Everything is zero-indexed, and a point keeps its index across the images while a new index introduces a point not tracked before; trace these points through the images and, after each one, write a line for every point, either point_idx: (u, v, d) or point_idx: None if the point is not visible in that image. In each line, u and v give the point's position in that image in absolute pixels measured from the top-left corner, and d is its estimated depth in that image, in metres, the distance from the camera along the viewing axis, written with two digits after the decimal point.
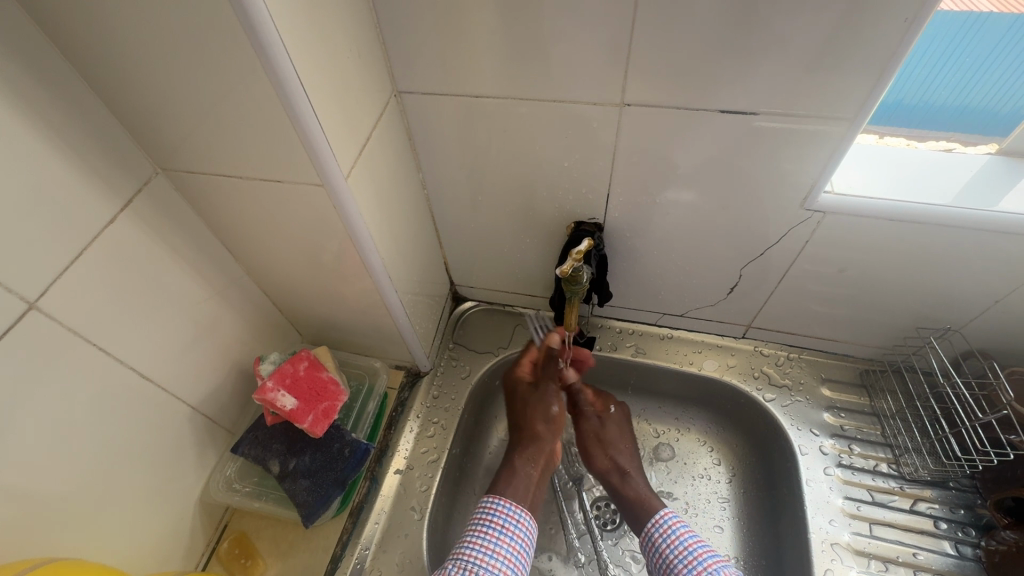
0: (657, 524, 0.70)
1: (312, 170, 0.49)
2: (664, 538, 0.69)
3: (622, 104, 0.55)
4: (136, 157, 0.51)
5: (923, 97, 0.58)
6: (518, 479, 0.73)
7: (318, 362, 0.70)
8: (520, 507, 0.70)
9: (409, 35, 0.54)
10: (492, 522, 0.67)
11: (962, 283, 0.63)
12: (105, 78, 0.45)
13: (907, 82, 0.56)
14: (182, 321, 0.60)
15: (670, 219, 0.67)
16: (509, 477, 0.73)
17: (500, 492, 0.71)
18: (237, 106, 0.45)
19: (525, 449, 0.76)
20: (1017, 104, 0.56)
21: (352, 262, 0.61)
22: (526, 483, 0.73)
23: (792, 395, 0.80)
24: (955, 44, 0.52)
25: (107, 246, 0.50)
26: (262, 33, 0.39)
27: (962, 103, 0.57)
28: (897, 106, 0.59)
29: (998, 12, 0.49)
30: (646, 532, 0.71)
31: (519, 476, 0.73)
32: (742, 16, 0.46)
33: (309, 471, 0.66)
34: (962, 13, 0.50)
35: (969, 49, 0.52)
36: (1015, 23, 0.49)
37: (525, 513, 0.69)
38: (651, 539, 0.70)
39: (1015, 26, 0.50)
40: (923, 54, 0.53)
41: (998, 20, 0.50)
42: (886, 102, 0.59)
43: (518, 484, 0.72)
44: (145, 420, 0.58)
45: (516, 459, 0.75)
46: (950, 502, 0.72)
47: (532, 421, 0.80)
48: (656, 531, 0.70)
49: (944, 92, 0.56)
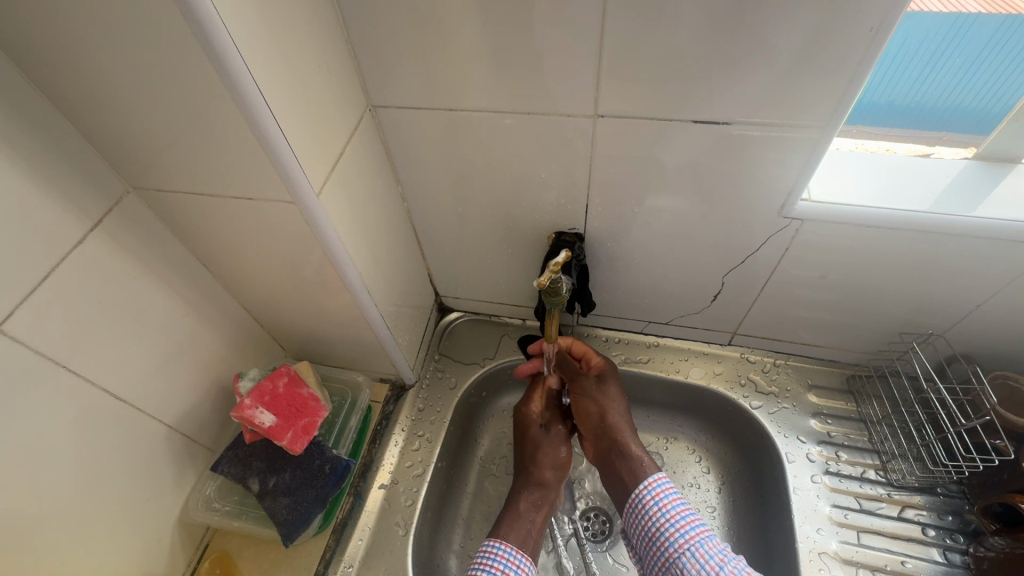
0: (649, 487, 0.70)
1: (283, 187, 0.49)
2: (655, 502, 0.68)
3: (596, 116, 0.56)
4: (106, 175, 0.51)
5: (915, 98, 0.57)
6: (520, 523, 0.72)
7: (298, 378, 0.68)
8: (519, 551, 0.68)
9: (381, 50, 0.54)
10: (493, 566, 0.65)
11: (944, 286, 0.63)
12: (71, 100, 0.45)
13: (897, 82, 0.56)
14: (158, 340, 0.59)
15: (650, 227, 0.67)
16: (512, 523, 0.72)
17: (501, 536, 0.70)
18: (204, 125, 0.45)
19: (531, 493, 0.75)
20: (1010, 104, 0.55)
21: (331, 277, 0.61)
22: (528, 531, 0.72)
23: (779, 402, 0.80)
24: (945, 45, 0.52)
25: (77, 267, 0.50)
26: (223, 53, 0.39)
27: (952, 103, 0.57)
28: (890, 106, 0.59)
29: (987, 12, 0.49)
30: (638, 496, 0.70)
31: (522, 521, 0.72)
32: (708, 28, 0.46)
33: (289, 488, 0.65)
34: (951, 14, 0.50)
35: (957, 51, 0.52)
36: (1004, 24, 0.50)
37: (524, 557, 0.68)
38: (642, 503, 0.69)
39: (1004, 27, 0.50)
40: (914, 54, 0.53)
41: (986, 21, 0.50)
42: (879, 101, 0.59)
43: (520, 529, 0.71)
44: (121, 441, 0.57)
45: (522, 504, 0.74)
46: (938, 508, 0.71)
47: (542, 465, 0.77)
48: (648, 494, 0.69)
49: (935, 93, 0.56)
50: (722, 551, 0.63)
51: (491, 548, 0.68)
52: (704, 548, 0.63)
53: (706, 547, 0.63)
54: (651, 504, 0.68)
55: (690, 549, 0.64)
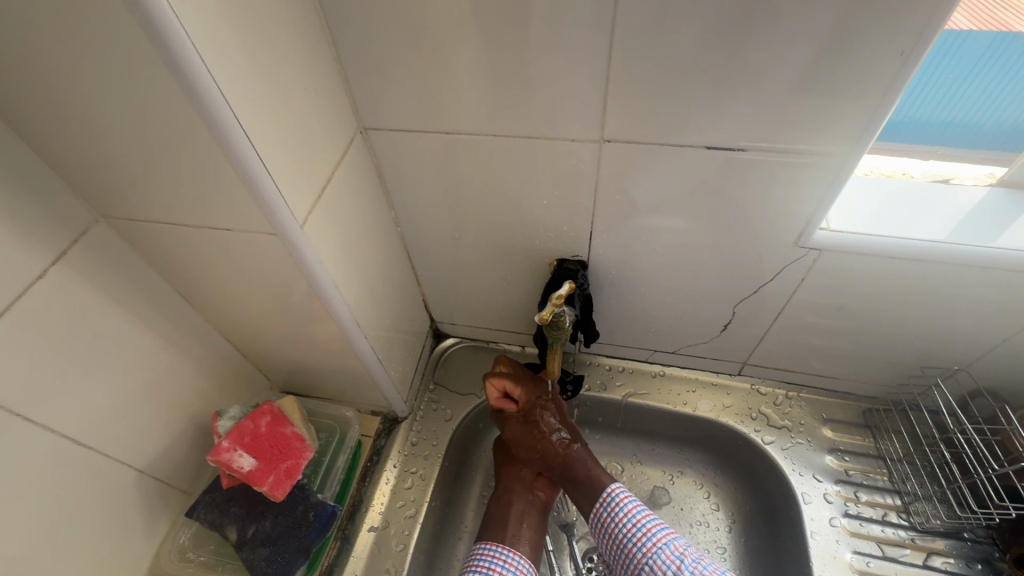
0: (605, 502, 0.68)
1: (263, 218, 0.45)
2: (613, 517, 0.67)
3: (602, 141, 0.52)
4: (73, 205, 0.47)
5: (908, 112, 0.54)
6: (495, 519, 0.71)
7: (282, 417, 0.62)
8: (507, 547, 0.67)
9: (372, 70, 0.51)
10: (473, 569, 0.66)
11: (971, 317, 0.59)
12: (31, 126, 0.41)
13: None
14: (129, 378, 0.55)
15: (657, 255, 0.63)
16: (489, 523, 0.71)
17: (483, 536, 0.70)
18: (174, 151, 0.41)
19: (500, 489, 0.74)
20: (1002, 119, 0.52)
21: (317, 309, 0.57)
22: (502, 521, 0.70)
23: (792, 437, 0.76)
24: (935, 61, 0.49)
25: (35, 304, 0.45)
26: (195, 78, 0.35)
27: (946, 119, 0.54)
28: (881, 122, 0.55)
29: (978, 29, 0.46)
30: (596, 514, 0.69)
31: (494, 517, 0.71)
32: (721, 51, 0.43)
33: (270, 537, 0.58)
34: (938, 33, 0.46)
35: (947, 67, 0.49)
36: (994, 41, 0.46)
37: (503, 549, 0.67)
38: (601, 521, 0.68)
39: (995, 44, 0.46)
40: None
41: (977, 38, 0.46)
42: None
43: (495, 524, 0.70)
44: (85, 491, 0.52)
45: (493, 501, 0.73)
46: (966, 555, 0.66)
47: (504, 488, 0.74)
48: (605, 510, 0.68)
49: (928, 108, 0.53)
50: (680, 556, 0.63)
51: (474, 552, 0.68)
52: (662, 558, 0.63)
53: (663, 556, 0.63)
54: (608, 521, 0.67)
55: (649, 560, 0.63)
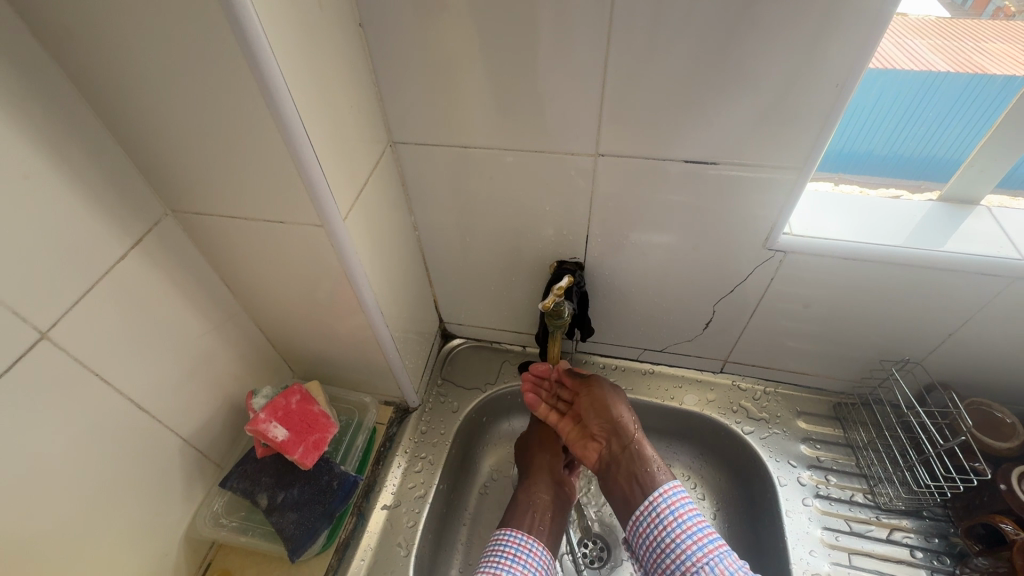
0: (663, 495, 0.72)
1: (313, 212, 0.53)
2: (670, 512, 0.71)
3: (597, 155, 0.61)
4: (149, 199, 0.55)
5: (893, 149, 0.64)
6: (522, 511, 0.76)
7: (310, 396, 0.69)
8: (532, 537, 0.72)
9: (403, 93, 0.60)
10: (506, 550, 0.71)
11: (920, 314, 0.68)
12: (128, 130, 0.50)
13: (876, 135, 0.63)
14: (180, 354, 0.62)
15: (646, 258, 0.72)
16: (516, 513, 0.76)
17: (508, 525, 0.74)
18: (246, 153, 0.49)
19: (526, 480, 0.80)
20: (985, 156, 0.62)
21: (346, 297, 0.65)
22: (530, 514, 0.76)
23: (769, 428, 0.83)
24: (920, 101, 0.59)
25: (115, 281, 0.53)
26: (276, 95, 0.44)
27: (930, 154, 0.64)
28: (868, 156, 0.66)
29: (954, 72, 0.56)
30: (652, 503, 0.72)
31: (522, 508, 0.76)
32: (693, 81, 0.53)
33: (297, 503, 0.65)
34: (920, 74, 0.56)
35: (930, 106, 0.59)
36: (969, 82, 0.56)
37: (535, 543, 0.72)
38: (657, 511, 0.72)
39: (969, 85, 0.56)
40: (891, 110, 0.60)
41: (954, 80, 0.56)
42: (857, 151, 0.65)
43: (522, 516, 0.75)
44: (140, 453, 0.59)
45: (521, 493, 0.79)
46: (925, 531, 0.73)
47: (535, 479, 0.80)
48: (663, 502, 0.72)
49: (912, 144, 0.63)
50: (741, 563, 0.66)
51: (505, 536, 0.73)
52: (724, 562, 0.65)
53: (725, 561, 0.65)
54: (666, 513, 0.71)
55: (710, 560, 0.66)
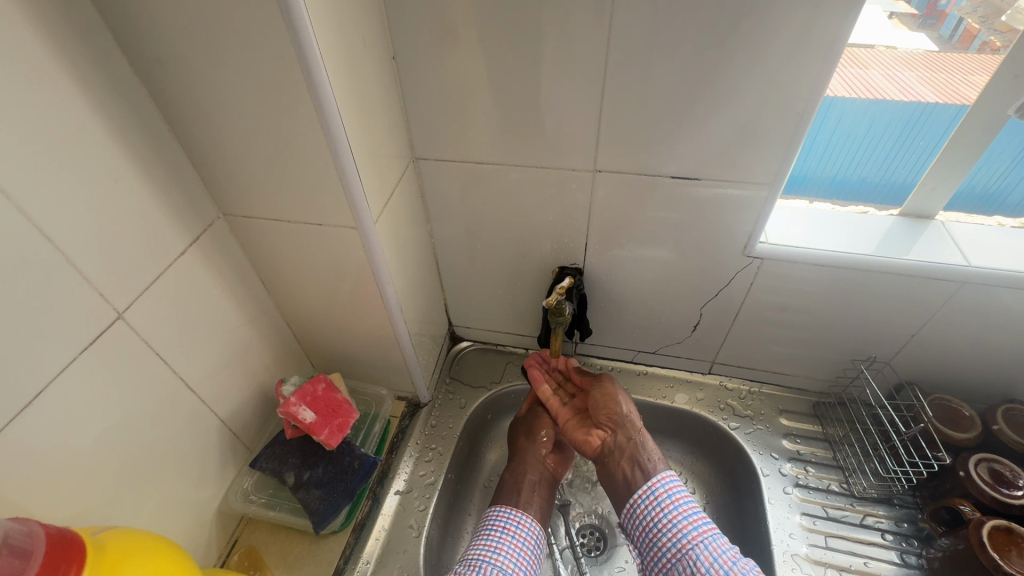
0: (662, 479, 0.79)
1: (349, 216, 0.62)
2: (668, 495, 0.77)
3: (595, 171, 0.70)
4: (206, 204, 0.64)
5: (884, 175, 0.73)
6: (510, 488, 0.83)
7: (334, 385, 0.76)
8: (520, 511, 0.80)
9: (427, 116, 0.69)
10: (500, 521, 0.78)
11: (885, 315, 0.76)
12: (195, 144, 0.58)
13: (870, 162, 0.71)
14: (223, 343, 0.69)
15: (639, 264, 0.80)
16: (507, 493, 0.83)
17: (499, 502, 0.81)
18: (295, 164, 0.58)
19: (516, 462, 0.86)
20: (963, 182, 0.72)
21: (370, 295, 0.72)
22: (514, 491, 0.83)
23: (754, 424, 0.89)
24: (913, 131, 0.67)
25: (176, 272, 0.61)
26: (327, 116, 0.52)
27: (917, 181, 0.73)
28: (863, 181, 0.74)
29: (943, 103, 0.63)
30: (636, 499, 0.79)
31: (511, 487, 0.83)
32: (678, 108, 0.61)
33: (322, 481, 0.71)
34: (911, 103, 0.64)
35: (921, 134, 0.67)
36: (958, 112, 0.63)
37: (523, 516, 0.79)
38: (654, 494, 0.77)
39: (958, 115, 0.64)
40: (886, 136, 0.68)
41: (944, 110, 0.64)
42: (852, 178, 0.74)
43: (509, 494, 0.82)
44: (185, 429, 0.66)
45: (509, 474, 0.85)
46: (896, 517, 0.79)
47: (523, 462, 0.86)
48: (661, 486, 0.78)
49: (903, 170, 0.72)
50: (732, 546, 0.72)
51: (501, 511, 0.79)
52: (717, 542, 0.72)
53: (718, 541, 0.72)
54: (665, 496, 0.77)
55: (705, 540, 0.72)
